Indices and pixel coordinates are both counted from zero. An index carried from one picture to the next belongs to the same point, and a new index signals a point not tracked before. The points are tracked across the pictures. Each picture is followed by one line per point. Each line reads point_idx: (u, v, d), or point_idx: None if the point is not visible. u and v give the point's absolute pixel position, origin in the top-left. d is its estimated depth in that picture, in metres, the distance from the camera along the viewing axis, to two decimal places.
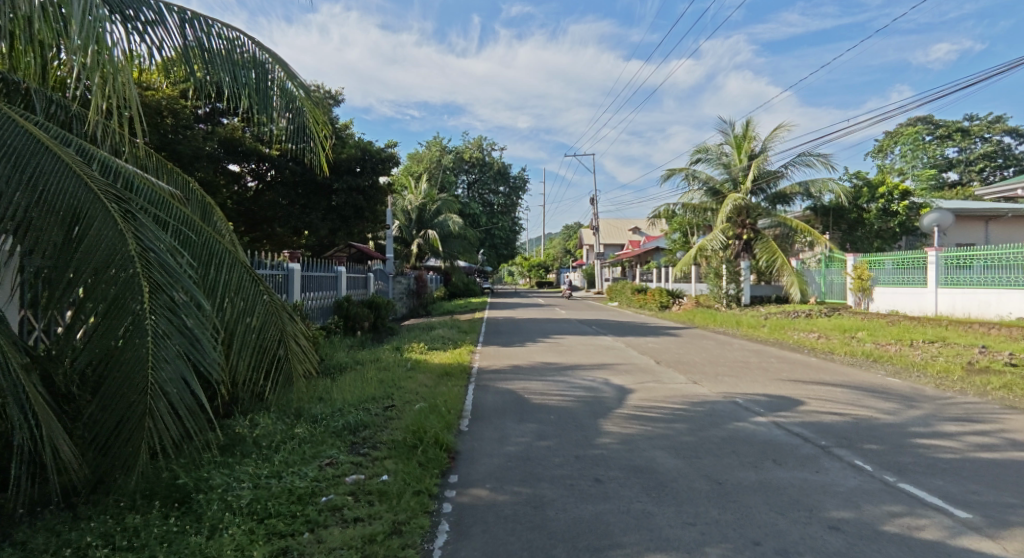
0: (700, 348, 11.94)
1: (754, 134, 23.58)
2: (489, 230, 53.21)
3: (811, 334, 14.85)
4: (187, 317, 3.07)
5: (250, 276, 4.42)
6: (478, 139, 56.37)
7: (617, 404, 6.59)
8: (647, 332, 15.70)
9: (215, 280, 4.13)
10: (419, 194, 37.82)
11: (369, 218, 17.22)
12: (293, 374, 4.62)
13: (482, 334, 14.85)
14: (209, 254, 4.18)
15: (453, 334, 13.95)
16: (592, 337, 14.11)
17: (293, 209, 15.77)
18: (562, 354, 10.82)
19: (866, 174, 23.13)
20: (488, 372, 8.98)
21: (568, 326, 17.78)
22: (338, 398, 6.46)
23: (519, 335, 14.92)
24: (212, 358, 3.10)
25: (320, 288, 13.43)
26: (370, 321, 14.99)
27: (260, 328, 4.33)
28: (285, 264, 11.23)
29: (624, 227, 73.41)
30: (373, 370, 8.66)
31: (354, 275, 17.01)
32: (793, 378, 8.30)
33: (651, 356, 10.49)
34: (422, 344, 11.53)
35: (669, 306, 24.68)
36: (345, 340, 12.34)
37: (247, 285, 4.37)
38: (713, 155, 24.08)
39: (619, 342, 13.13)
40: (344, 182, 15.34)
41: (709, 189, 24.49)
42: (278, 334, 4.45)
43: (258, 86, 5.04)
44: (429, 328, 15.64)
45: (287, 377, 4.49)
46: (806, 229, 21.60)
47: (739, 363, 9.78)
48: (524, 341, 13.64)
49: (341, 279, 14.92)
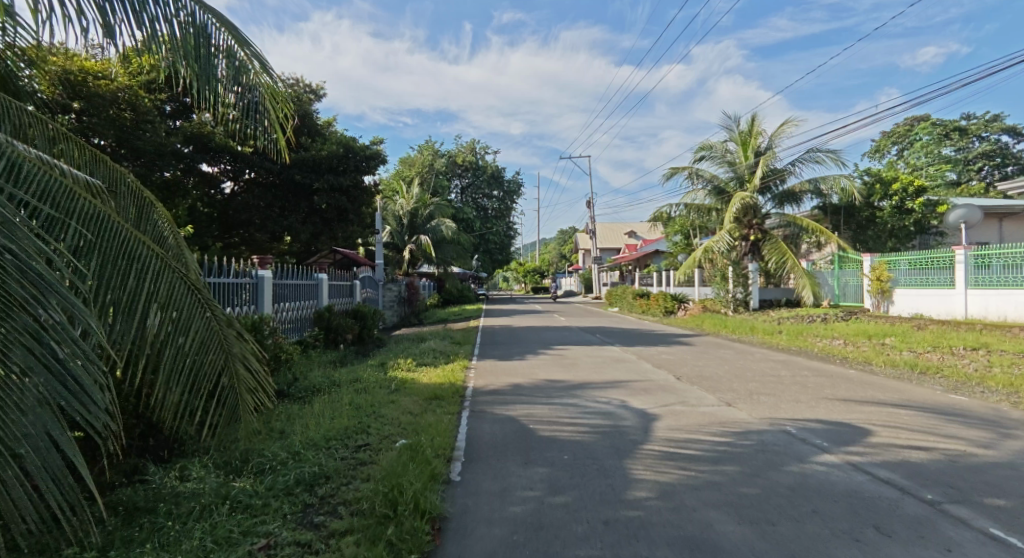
0: (720, 359, 10.75)
1: (760, 130, 22.58)
2: (483, 235, 52.11)
3: (834, 341, 13.70)
4: (61, 346, 1.90)
5: (187, 283, 3.23)
6: (471, 143, 55.28)
7: (643, 437, 5.38)
8: (657, 340, 14.50)
9: (131, 289, 2.93)
10: (411, 199, 36.70)
11: (355, 221, 15.99)
12: (241, 411, 3.42)
13: (477, 345, 13.63)
14: (124, 254, 2.98)
15: (445, 347, 12.72)
16: (598, 348, 12.89)
17: (271, 212, 14.79)
18: (568, 370, 9.60)
19: (877, 171, 22.11)
20: (484, 393, 7.77)
21: (570, 335, 16.55)
22: (298, 435, 5.26)
23: (518, 346, 13.70)
24: (100, 406, 1.95)
25: (298, 298, 12.18)
26: (355, 333, 13.77)
27: (197, 354, 3.14)
28: (255, 271, 9.88)
29: (619, 231, 72.45)
30: (349, 394, 7.42)
31: (338, 283, 15.75)
32: (841, 397, 7.13)
33: (670, 370, 9.28)
34: (410, 359, 10.31)
35: (674, 311, 23.54)
36: (325, 355, 11.10)
37: (183, 295, 3.17)
38: (717, 152, 23.05)
39: (629, 353, 11.96)
40: (325, 182, 14.08)
41: (713, 188, 23.47)
42: (222, 360, 3.26)
43: (196, 53, 3.71)
44: (420, 340, 14.40)
45: (231, 417, 3.30)
46: (817, 228, 20.54)
47: (771, 377, 8.59)
48: (524, 352, 12.43)
49: (322, 288, 13.67)
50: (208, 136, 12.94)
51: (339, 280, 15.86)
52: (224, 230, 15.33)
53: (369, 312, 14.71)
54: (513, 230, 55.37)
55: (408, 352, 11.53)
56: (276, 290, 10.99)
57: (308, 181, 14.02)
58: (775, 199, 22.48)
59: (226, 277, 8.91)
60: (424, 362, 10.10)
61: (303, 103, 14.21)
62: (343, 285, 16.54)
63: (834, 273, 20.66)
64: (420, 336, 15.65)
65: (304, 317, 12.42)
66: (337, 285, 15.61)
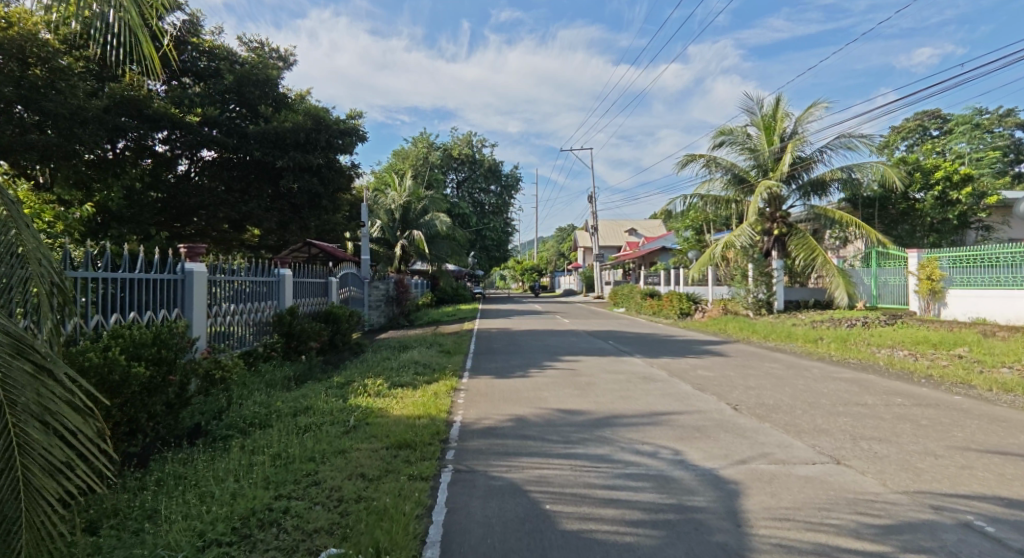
0: (773, 378, 8.54)
1: (785, 112, 20.49)
2: (479, 231, 49.98)
3: (893, 351, 11.54)
4: None
5: None
6: (467, 135, 53.14)
7: (740, 541, 3.16)
8: (681, 350, 12.30)
9: None
10: (403, 192, 34.68)
11: (329, 209, 13.82)
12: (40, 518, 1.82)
13: (470, 356, 11.45)
14: None
15: (432, 358, 10.52)
16: (616, 360, 10.69)
17: (226, 196, 12.50)
18: (585, 394, 7.38)
19: (914, 158, 20.04)
20: (475, 434, 5.56)
21: (578, 340, 14.36)
22: (159, 535, 3.24)
23: (519, 356, 11.46)
24: None
25: (252, 300, 9.93)
26: (325, 340, 11.57)
27: None
28: (182, 266, 7.48)
29: (620, 229, 70.52)
30: (282, 436, 5.28)
31: (308, 281, 13.53)
32: (986, 444, 4.95)
33: (719, 396, 7.08)
34: (383, 378, 8.11)
35: (690, 314, 21.39)
36: (278, 371, 8.91)
37: None
38: (737, 138, 20.97)
39: (655, 368, 9.77)
40: (289, 159, 11.79)
41: (731, 177, 21.49)
42: None
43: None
44: (405, 348, 12.20)
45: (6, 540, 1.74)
46: (852, 221, 18.22)
47: (859, 407, 6.39)
48: (526, 365, 10.19)
49: (284, 286, 11.39)
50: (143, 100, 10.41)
51: (311, 277, 13.66)
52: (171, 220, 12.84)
53: (344, 315, 12.63)
54: (512, 226, 53.16)
55: (384, 366, 9.34)
56: (220, 290, 8.73)
57: (269, 159, 11.70)
58: (802, 190, 20.36)
59: (130, 272, 6.44)
60: (399, 382, 7.88)
61: (265, 67, 12.03)
62: (316, 282, 14.31)
63: (870, 271, 18.54)
64: (405, 343, 13.49)
65: (258, 323, 10.21)
66: (307, 284, 13.40)
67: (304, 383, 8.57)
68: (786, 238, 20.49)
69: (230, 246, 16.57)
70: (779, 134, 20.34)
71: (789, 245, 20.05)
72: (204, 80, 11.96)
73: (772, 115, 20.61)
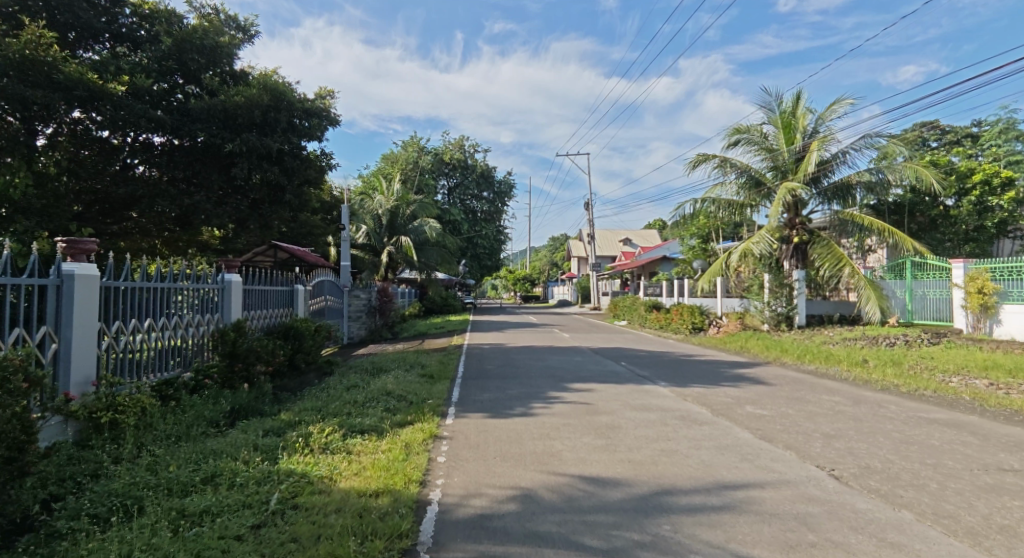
0: (849, 419, 6.56)
1: (806, 110, 18.75)
2: (471, 238, 48.09)
3: (963, 378, 9.70)
4: None
5: None
6: (459, 140, 51.33)
7: None
8: (710, 375, 10.32)
9: None
10: (391, 196, 32.87)
11: (294, 204, 11.82)
12: None
13: (458, 381, 9.43)
14: None
15: (410, 386, 8.48)
16: (638, 389, 8.69)
17: (168, 187, 10.39)
18: (613, 448, 5.40)
19: (945, 159, 18.43)
20: (460, 532, 3.53)
21: (584, 360, 12.39)
22: None
23: (517, 382, 9.42)
24: None
25: (181, 314, 7.90)
26: (280, 362, 9.56)
27: None
28: (61, 266, 5.35)
29: (615, 239, 69.00)
30: (144, 534, 3.24)
31: (268, 290, 11.56)
32: None
33: (799, 452, 5.12)
34: (340, 420, 6.06)
35: (703, 329, 19.48)
36: (204, 406, 6.84)
37: None
38: (753, 137, 19.21)
39: (688, 400, 7.79)
40: (243, 142, 9.78)
41: (746, 180, 19.76)
42: None
43: None
44: (380, 370, 10.18)
45: None
46: (887, 229, 16.36)
47: (1012, 477, 4.44)
48: (527, 396, 8.16)
49: (232, 294, 9.29)
50: (51, 62, 8.31)
51: (272, 285, 11.70)
52: (100, 215, 10.70)
53: (307, 330, 10.73)
54: (504, 235, 51.36)
55: (348, 399, 7.30)
56: (129, 301, 6.66)
57: (218, 142, 9.66)
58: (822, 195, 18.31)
59: None
60: (360, 427, 5.85)
61: (215, 32, 10.06)
62: (277, 291, 12.24)
63: (905, 283, 16.79)
64: (381, 362, 11.49)
65: (189, 343, 8.15)
66: (266, 292, 11.43)
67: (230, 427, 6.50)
68: (807, 247, 18.60)
69: (185, 248, 14.44)
70: (801, 132, 18.54)
71: (811, 253, 18.21)
72: (141, 47, 9.91)
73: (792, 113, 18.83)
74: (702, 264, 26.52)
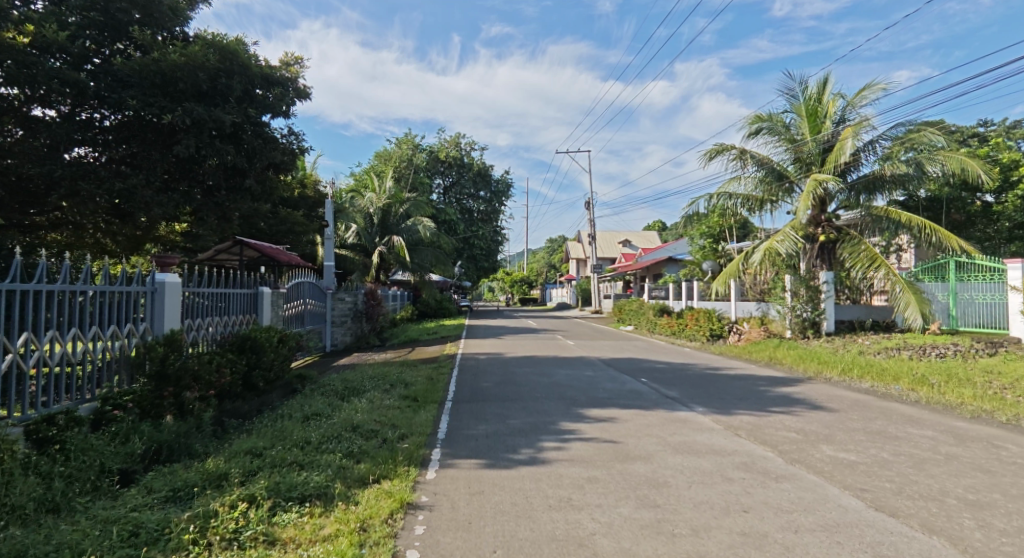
0: (976, 471, 4.79)
1: (833, 95, 17.06)
2: (467, 239, 46.39)
3: None
4: None
5: None
6: (455, 137, 49.68)
7: None
8: (750, 395, 8.58)
9: None
10: (383, 194, 31.23)
11: (255, 192, 10.10)
12: None
13: (447, 408, 7.64)
14: None
15: (383, 416, 6.76)
16: (671, 418, 6.94)
17: (98, 169, 8.69)
18: (669, 529, 3.63)
19: (988, 149, 16.70)
20: None
21: (598, 375, 10.64)
22: None
23: (520, 408, 7.65)
24: None
25: (91, 327, 6.14)
26: (225, 383, 7.84)
27: None
28: None
29: (616, 240, 67.28)
30: None
31: (225, 294, 9.85)
32: None
33: (957, 543, 3.36)
34: (272, 479, 4.37)
35: (723, 338, 17.61)
36: (100, 453, 5.15)
37: None
38: (775, 125, 17.52)
39: (742, 436, 6.02)
40: (182, 111, 8.08)
41: (765, 173, 18.05)
42: None
43: None
44: (354, 390, 8.42)
45: None
46: (929, 226, 14.63)
47: None
48: (533, 430, 6.41)
49: (166, 299, 7.44)
50: None
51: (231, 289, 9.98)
52: (22, 199, 9.06)
53: (265, 343, 9.04)
54: (503, 235, 49.62)
55: (296, 437, 5.59)
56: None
57: (151, 111, 7.96)
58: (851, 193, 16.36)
59: None
60: (295, 488, 4.16)
61: None
62: (236, 294, 10.43)
63: (949, 286, 15.11)
64: (357, 377, 9.74)
65: (103, 362, 6.43)
66: (222, 296, 9.72)
67: (125, 489, 4.76)
68: (836, 246, 16.86)
69: (141, 245, 12.67)
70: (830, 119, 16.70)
71: (841, 253, 16.47)
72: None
73: (818, 99, 17.14)
74: (713, 264, 24.92)
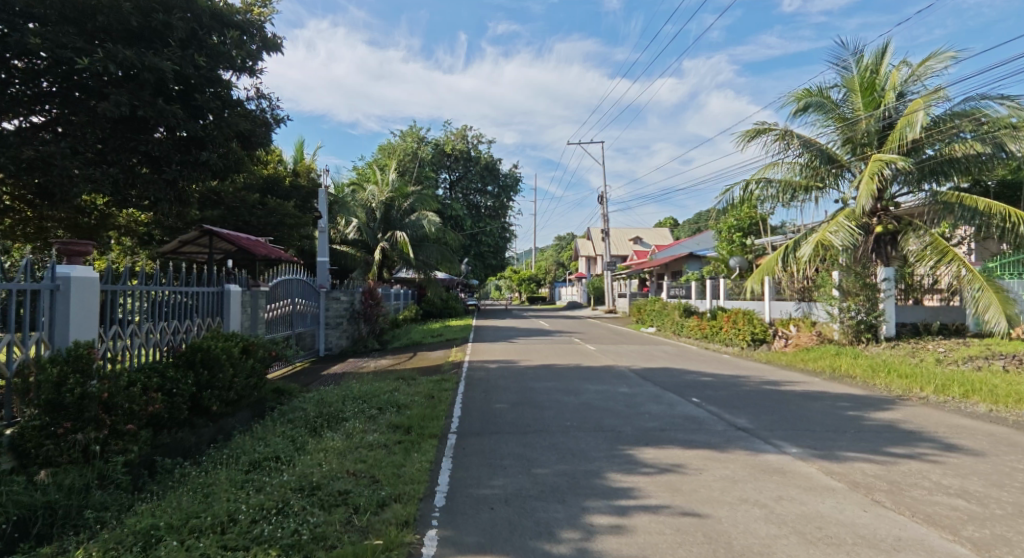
0: None
1: (888, 67, 15.06)
2: (474, 235, 44.52)
3: None
4: None
5: None
6: (462, 130, 47.78)
7: None
8: (843, 426, 6.60)
9: None
10: (386, 187, 29.50)
11: (215, 169, 8.29)
12: None
13: (449, 448, 5.69)
14: None
15: (359, 464, 4.90)
16: (760, 465, 4.98)
17: (10, 138, 6.93)
18: None
19: None
20: None
21: (637, 393, 8.71)
22: None
23: (545, 447, 5.73)
24: None
25: None
26: (157, 411, 5.99)
27: None
28: None
29: (627, 237, 65.25)
30: None
31: (182, 295, 7.99)
32: None
33: None
34: None
35: (767, 344, 15.64)
36: None
37: None
38: (823, 103, 15.51)
39: (886, 504, 4.04)
40: (104, 55, 6.33)
41: (812, 155, 16.02)
42: None
43: None
44: (331, 417, 6.53)
45: None
46: (1015, 213, 12.46)
47: None
48: (570, 489, 4.49)
49: (75, 300, 5.54)
50: None
51: (191, 289, 8.13)
52: None
53: (221, 355, 7.18)
54: (512, 232, 47.76)
55: (217, 510, 3.75)
56: None
57: (63, 53, 6.22)
58: (907, 178, 14.25)
59: None
60: None
61: None
62: (200, 294, 8.60)
63: None
64: (341, 395, 7.85)
65: None
66: (178, 297, 7.87)
67: None
68: (898, 240, 14.90)
69: (95, 236, 10.88)
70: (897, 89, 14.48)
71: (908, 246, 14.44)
72: None
73: (872, 72, 15.18)
74: (741, 260, 23.35)
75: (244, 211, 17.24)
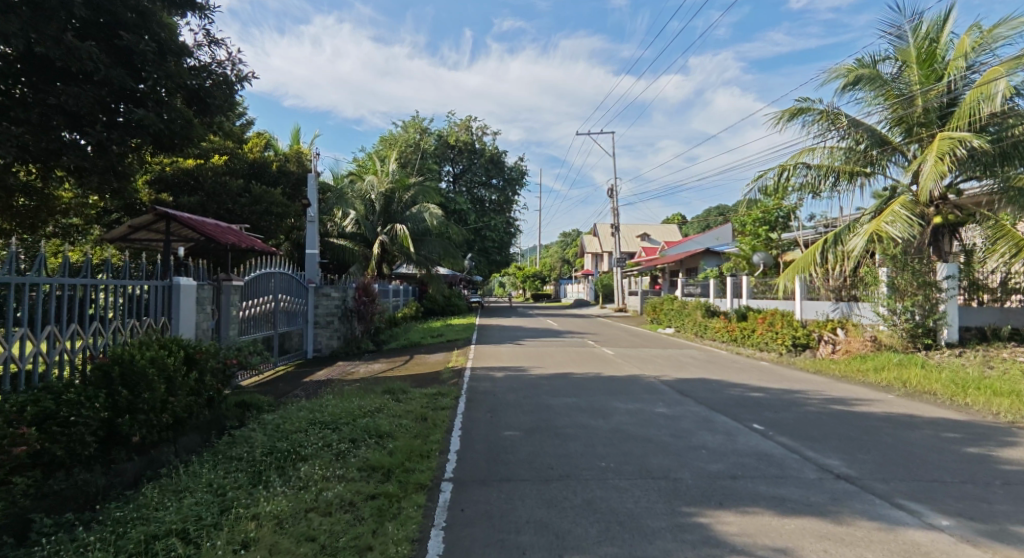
0: None
1: (949, 38, 13.46)
2: (478, 229, 42.88)
3: None
4: None
5: None
6: (466, 121, 46.05)
7: None
8: (978, 473, 4.86)
9: None
10: (386, 178, 27.87)
11: (156, 133, 6.56)
12: None
13: (444, 512, 3.97)
14: None
15: (303, 547, 3.20)
16: (912, 555, 3.26)
17: None
18: None
19: None
20: None
21: (681, 415, 7.00)
22: None
23: (579, 509, 4.03)
24: None
25: None
26: (39, 449, 4.28)
27: None
28: None
29: (635, 233, 63.49)
30: None
31: (121, 289, 6.29)
32: None
33: None
34: None
35: (814, 351, 14.01)
36: None
37: None
38: (875, 79, 13.86)
39: None
40: None
41: (862, 138, 14.36)
42: None
43: None
44: (286, 455, 4.80)
45: None
46: None
47: None
48: None
49: None
50: None
51: (139, 281, 6.41)
52: None
53: (153, 366, 5.50)
54: (517, 227, 46.11)
55: None
56: None
57: None
58: (969, 165, 12.38)
59: None
60: None
61: None
62: (150, 289, 6.92)
63: None
64: (309, 415, 6.09)
65: None
66: (116, 290, 6.16)
67: None
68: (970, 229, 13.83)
69: (36, 220, 9.24)
70: (968, 55, 12.79)
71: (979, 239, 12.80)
72: None
73: (931, 43, 13.61)
74: (766, 256, 21.69)
75: (226, 197, 15.58)
